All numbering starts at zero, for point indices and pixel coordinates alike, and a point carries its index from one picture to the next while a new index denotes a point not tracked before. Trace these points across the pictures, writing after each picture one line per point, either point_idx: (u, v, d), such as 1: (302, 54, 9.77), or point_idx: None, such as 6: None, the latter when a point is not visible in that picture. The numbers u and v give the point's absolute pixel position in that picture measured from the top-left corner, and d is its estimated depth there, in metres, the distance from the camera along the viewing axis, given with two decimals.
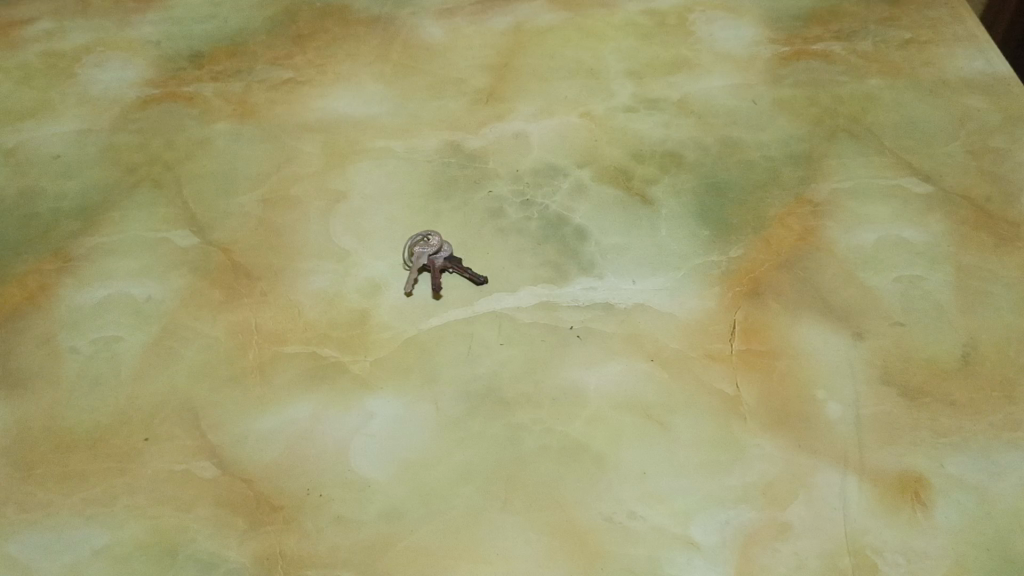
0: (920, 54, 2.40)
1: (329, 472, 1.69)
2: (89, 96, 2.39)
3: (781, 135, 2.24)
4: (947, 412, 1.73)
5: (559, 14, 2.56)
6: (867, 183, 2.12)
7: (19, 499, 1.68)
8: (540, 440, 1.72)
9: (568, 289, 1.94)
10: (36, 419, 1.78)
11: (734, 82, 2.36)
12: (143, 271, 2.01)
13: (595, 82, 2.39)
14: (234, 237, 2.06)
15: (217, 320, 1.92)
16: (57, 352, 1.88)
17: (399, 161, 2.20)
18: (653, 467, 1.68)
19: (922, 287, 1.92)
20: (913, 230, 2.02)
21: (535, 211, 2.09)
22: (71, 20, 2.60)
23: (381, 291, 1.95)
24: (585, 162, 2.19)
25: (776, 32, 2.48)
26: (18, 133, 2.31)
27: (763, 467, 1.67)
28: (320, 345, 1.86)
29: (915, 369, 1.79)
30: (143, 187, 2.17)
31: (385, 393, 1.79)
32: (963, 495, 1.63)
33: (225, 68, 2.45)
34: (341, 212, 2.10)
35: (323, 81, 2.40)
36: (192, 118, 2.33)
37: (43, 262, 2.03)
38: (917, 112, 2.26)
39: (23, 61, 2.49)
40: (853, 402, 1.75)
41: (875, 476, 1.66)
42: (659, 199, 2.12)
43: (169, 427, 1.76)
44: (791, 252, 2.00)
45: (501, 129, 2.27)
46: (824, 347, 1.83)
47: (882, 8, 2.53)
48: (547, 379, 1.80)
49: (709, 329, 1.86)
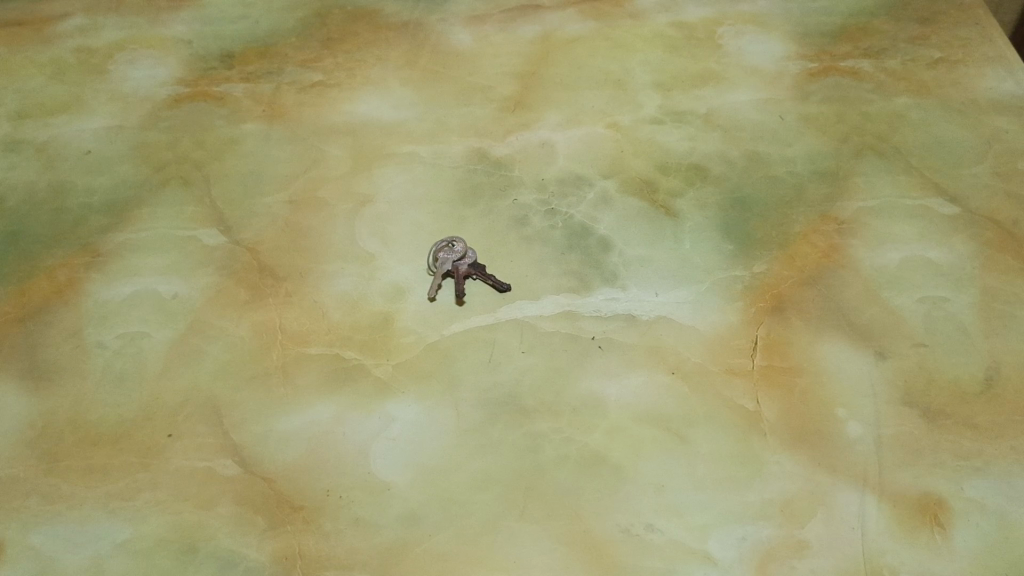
0: (949, 74, 2.39)
1: (349, 475, 1.70)
2: (121, 92, 2.42)
3: (807, 151, 2.23)
4: (968, 435, 1.72)
5: (587, 25, 2.57)
6: (893, 202, 2.11)
7: (43, 490, 1.69)
8: (559, 449, 1.72)
9: (590, 299, 1.95)
10: (61, 413, 1.80)
11: (762, 97, 2.36)
12: (170, 268, 2.02)
13: (622, 93, 2.39)
14: (260, 237, 2.08)
15: (241, 319, 1.93)
16: (84, 347, 1.90)
17: (425, 167, 2.21)
18: (672, 481, 1.68)
19: (945, 308, 1.92)
20: (938, 251, 2.02)
21: (559, 220, 2.10)
22: (105, 17, 2.62)
23: (404, 295, 1.96)
24: (610, 173, 2.19)
25: (805, 48, 2.47)
26: (50, 127, 2.34)
27: (783, 484, 1.67)
28: (343, 348, 1.87)
29: (938, 391, 1.79)
30: (172, 186, 2.19)
31: (406, 398, 1.79)
32: (984, 519, 1.62)
33: (255, 70, 2.47)
34: (366, 216, 2.11)
35: (351, 85, 2.42)
36: (221, 117, 2.35)
37: (71, 256, 2.05)
38: (945, 132, 2.25)
39: (56, 56, 2.51)
40: (874, 422, 1.74)
41: (894, 497, 1.65)
42: (684, 212, 2.12)
43: (193, 424, 1.77)
44: (816, 269, 1.99)
45: (527, 137, 2.28)
46: (847, 365, 1.83)
47: (913, 27, 2.52)
48: (568, 389, 1.80)
49: (732, 344, 1.86)
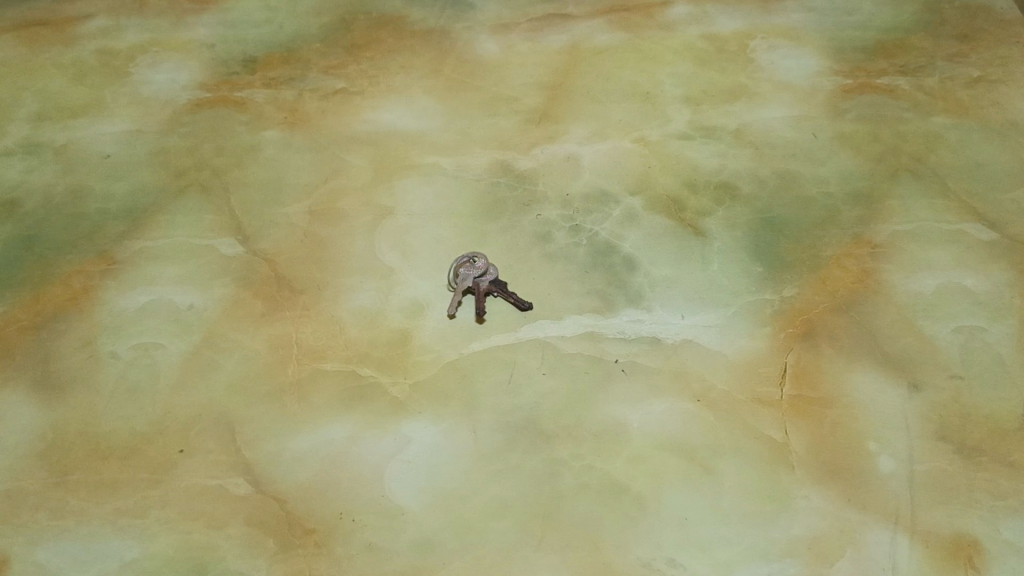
0: (987, 94, 2.34)
1: (364, 498, 1.67)
2: (141, 96, 2.41)
3: (838, 171, 2.19)
4: (1005, 473, 1.68)
5: (616, 35, 2.54)
6: (929, 226, 2.06)
7: (52, 505, 1.68)
8: (580, 477, 1.69)
9: (614, 320, 1.92)
10: (72, 424, 1.79)
11: (792, 114, 2.32)
12: (187, 278, 2.01)
13: (650, 106, 2.36)
14: (280, 247, 2.06)
15: (258, 332, 1.91)
16: (97, 356, 1.89)
17: (449, 179, 2.19)
18: (695, 513, 1.64)
19: (982, 339, 1.87)
20: (975, 279, 1.97)
21: (584, 237, 2.07)
22: (127, 19, 2.62)
23: (424, 311, 1.94)
24: (636, 190, 2.16)
25: (838, 63, 2.43)
26: (70, 130, 2.33)
27: (808, 520, 1.63)
28: (360, 365, 1.86)
29: (974, 426, 1.74)
30: (191, 193, 2.18)
31: (423, 418, 1.77)
32: (1020, 563, 1.57)
33: (278, 75, 2.45)
34: (387, 229, 2.09)
35: (376, 93, 2.40)
36: (243, 123, 2.34)
37: (88, 263, 2.05)
38: (982, 154, 2.20)
39: (78, 58, 2.51)
40: (906, 457, 1.70)
41: (926, 537, 1.61)
42: (712, 231, 2.08)
43: (205, 441, 1.76)
44: (846, 294, 1.95)
45: (552, 150, 2.25)
46: (875, 396, 1.79)
47: (950, 44, 2.48)
48: (590, 414, 1.77)
49: (760, 371, 1.83)
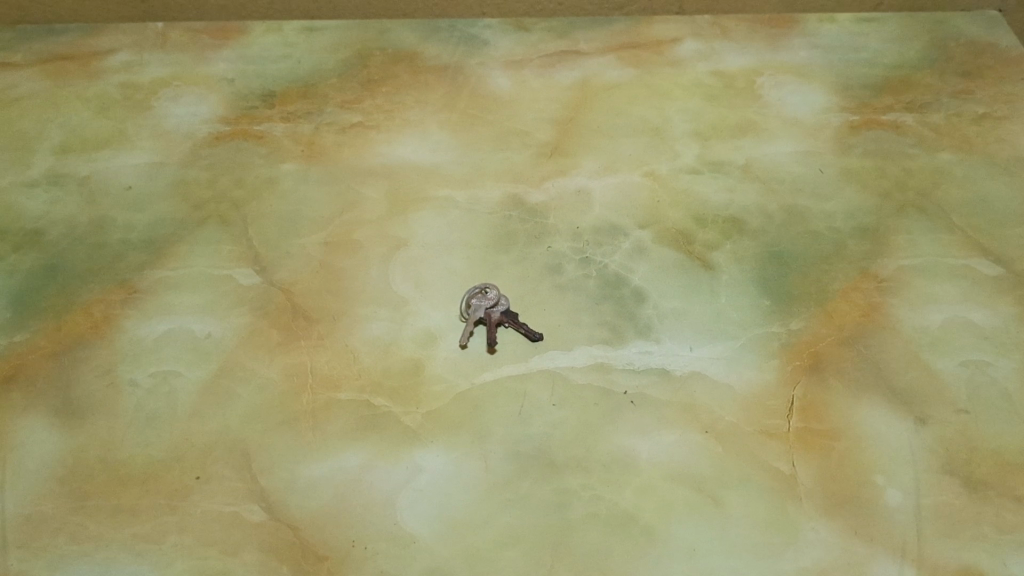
0: (993, 130, 2.26)
1: (375, 526, 1.63)
2: (163, 129, 2.29)
3: (847, 206, 2.11)
4: (1010, 506, 1.64)
5: (626, 71, 2.42)
6: (935, 262, 1.99)
7: (70, 530, 1.63)
8: (589, 506, 1.65)
9: (623, 351, 1.85)
10: (93, 450, 1.73)
11: (801, 150, 2.22)
12: (206, 307, 1.93)
13: (659, 141, 2.26)
14: (296, 277, 1.99)
15: (274, 361, 1.85)
16: (118, 385, 1.82)
17: (462, 213, 2.10)
18: (704, 546, 1.60)
19: (988, 373, 1.81)
20: (981, 313, 1.91)
21: (594, 269, 1.99)
22: (151, 54, 2.47)
23: (436, 342, 1.88)
24: (647, 222, 2.08)
25: (846, 100, 2.33)
26: (93, 162, 2.22)
27: (819, 553, 1.59)
28: (373, 395, 1.80)
29: (982, 460, 1.69)
30: (212, 224, 2.08)
31: (435, 447, 1.72)
32: None
33: (296, 110, 2.33)
34: (401, 259, 2.02)
35: (391, 127, 2.29)
36: (260, 157, 2.22)
37: (110, 293, 1.96)
38: (988, 190, 2.13)
39: (102, 91, 2.38)
40: (913, 490, 1.66)
41: (933, 569, 1.57)
42: (721, 265, 2.00)
43: (220, 468, 1.71)
44: (855, 327, 1.88)
45: (562, 184, 2.16)
46: (884, 431, 1.73)
47: (956, 81, 2.38)
48: (597, 444, 1.72)
49: (767, 404, 1.77)
